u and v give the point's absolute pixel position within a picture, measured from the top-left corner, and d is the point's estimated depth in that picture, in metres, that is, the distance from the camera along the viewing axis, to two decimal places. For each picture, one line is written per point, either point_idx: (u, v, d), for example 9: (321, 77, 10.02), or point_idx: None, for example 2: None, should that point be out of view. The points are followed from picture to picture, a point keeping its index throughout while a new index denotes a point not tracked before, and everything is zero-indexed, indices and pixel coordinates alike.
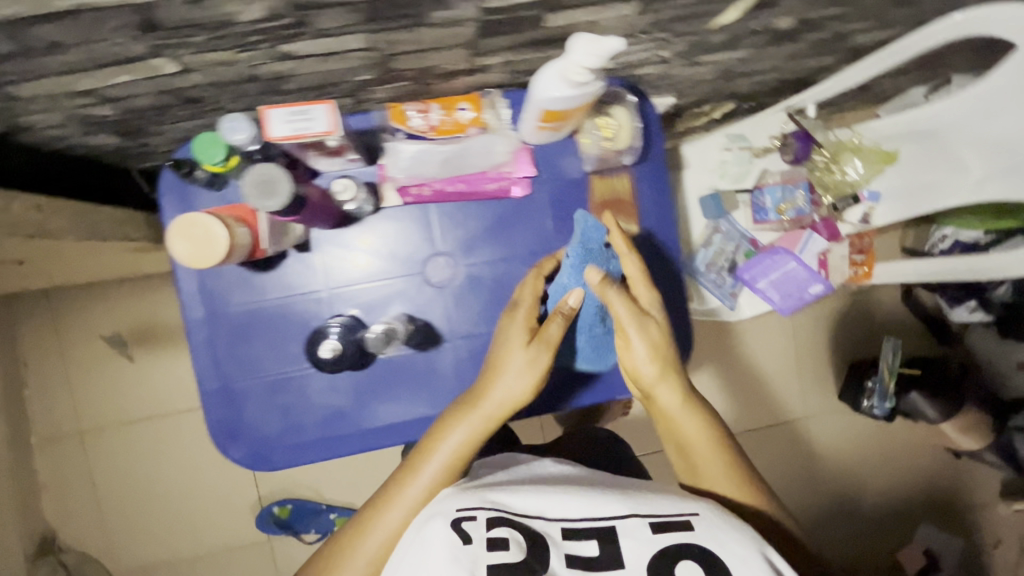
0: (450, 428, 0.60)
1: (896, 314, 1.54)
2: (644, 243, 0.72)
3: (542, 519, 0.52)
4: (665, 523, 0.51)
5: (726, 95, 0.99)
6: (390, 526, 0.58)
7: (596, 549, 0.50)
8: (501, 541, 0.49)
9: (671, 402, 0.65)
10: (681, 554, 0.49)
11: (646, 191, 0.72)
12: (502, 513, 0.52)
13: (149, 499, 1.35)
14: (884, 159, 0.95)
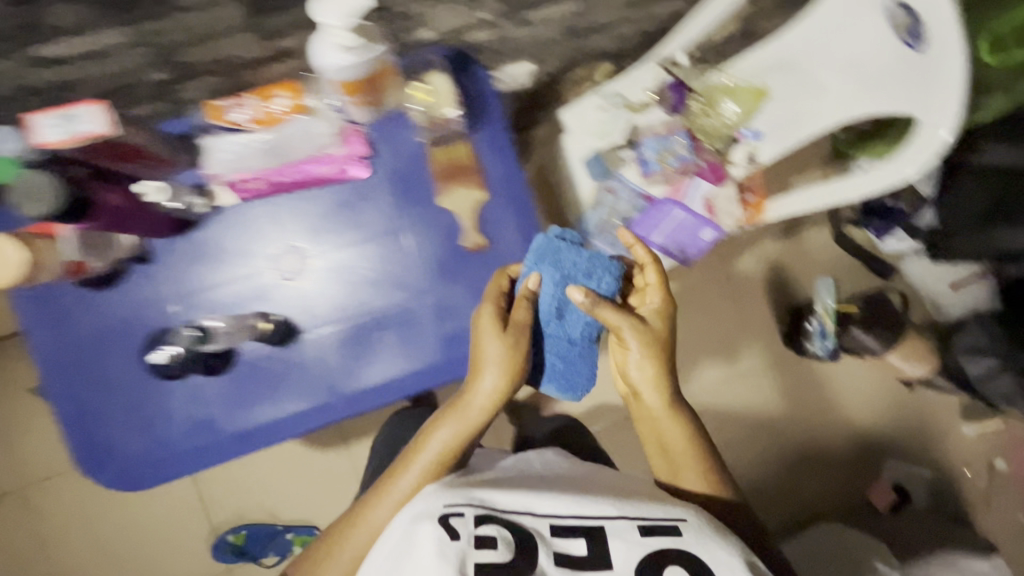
0: (442, 428, 0.68)
1: (829, 254, 1.54)
2: (492, 208, 0.70)
3: (532, 517, 0.59)
4: (655, 528, 0.59)
5: (594, 55, 0.99)
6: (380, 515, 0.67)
7: (583, 548, 0.58)
8: (491, 539, 0.56)
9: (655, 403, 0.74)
10: (667, 558, 0.57)
11: (488, 156, 0.71)
12: (494, 513, 0.59)
13: (99, 547, 1.32)
14: (755, 95, 0.94)
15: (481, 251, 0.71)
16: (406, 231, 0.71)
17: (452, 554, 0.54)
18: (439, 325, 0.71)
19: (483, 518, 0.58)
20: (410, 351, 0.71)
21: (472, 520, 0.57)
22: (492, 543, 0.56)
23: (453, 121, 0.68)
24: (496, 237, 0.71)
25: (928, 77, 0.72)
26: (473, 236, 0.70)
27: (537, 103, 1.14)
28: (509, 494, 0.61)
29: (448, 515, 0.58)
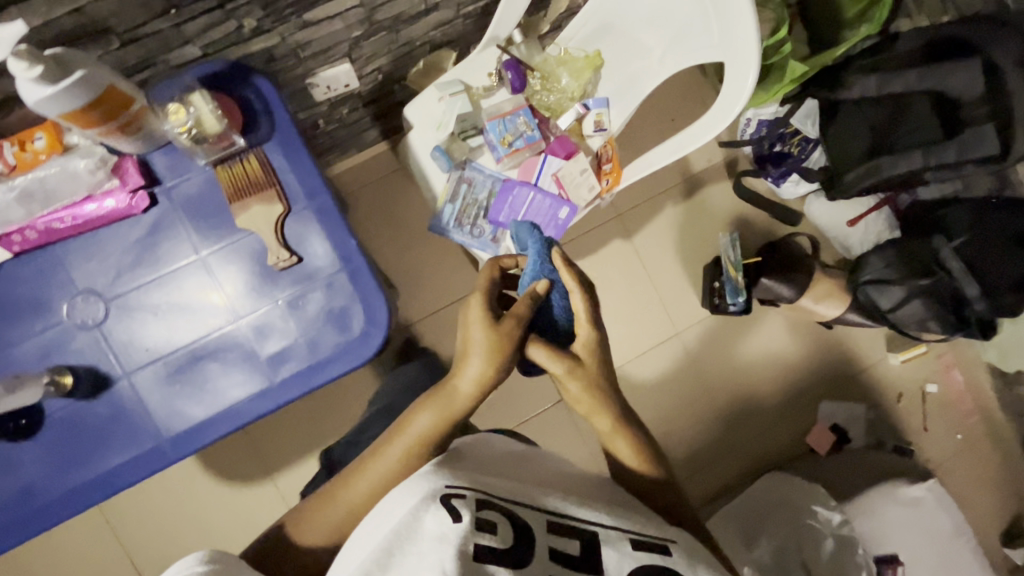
0: (424, 412, 0.71)
1: (734, 208, 1.54)
2: (297, 218, 0.68)
3: (532, 512, 0.60)
4: (647, 544, 0.62)
5: (427, 46, 0.96)
6: (356, 496, 0.71)
7: (576, 548, 0.59)
8: (493, 524, 0.56)
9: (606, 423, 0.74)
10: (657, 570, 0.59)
11: (283, 166, 0.68)
12: (497, 501, 0.59)
13: None
14: (586, 64, 0.92)
15: (291, 266, 0.68)
16: (213, 258, 0.67)
17: (457, 535, 0.54)
18: (260, 350, 0.68)
19: (484, 503, 0.58)
20: (238, 382, 0.68)
21: (476, 505, 0.57)
22: (493, 529, 0.56)
23: (234, 138, 0.66)
24: (306, 249, 0.69)
25: (723, 19, 0.73)
26: (276, 252, 0.67)
27: (391, 101, 1.11)
28: (509, 485, 0.63)
29: (452, 496, 0.58)
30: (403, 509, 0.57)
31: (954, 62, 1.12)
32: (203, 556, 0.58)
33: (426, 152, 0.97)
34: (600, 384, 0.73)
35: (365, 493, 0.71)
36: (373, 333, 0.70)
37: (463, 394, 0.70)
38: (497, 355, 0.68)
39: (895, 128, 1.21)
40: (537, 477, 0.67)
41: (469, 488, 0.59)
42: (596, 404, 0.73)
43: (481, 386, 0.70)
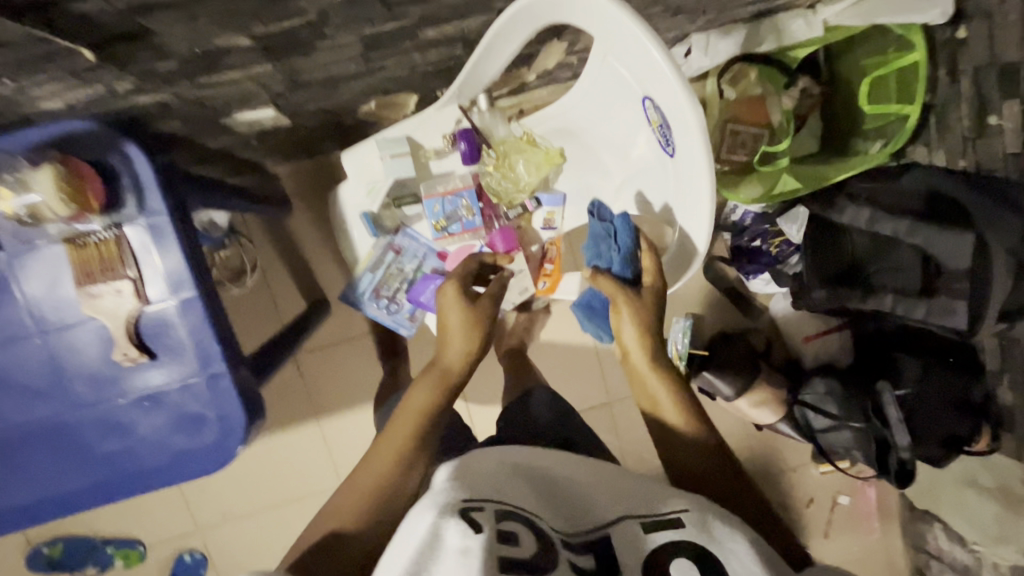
0: (421, 388, 0.70)
1: (699, 288, 1.46)
2: (152, 315, 0.61)
3: (547, 522, 0.56)
4: (663, 523, 0.57)
5: (378, 92, 0.84)
6: (369, 474, 0.63)
7: (593, 553, 0.55)
8: (514, 535, 0.53)
9: (639, 356, 0.71)
10: (678, 551, 0.55)
11: (143, 255, 0.60)
12: (515, 510, 0.56)
13: None
14: (546, 159, 0.83)
15: (140, 363, 0.62)
16: (60, 339, 0.61)
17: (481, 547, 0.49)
18: (98, 445, 0.63)
19: (501, 514, 0.54)
20: (70, 470, 0.63)
21: (494, 518, 0.53)
22: (514, 541, 0.52)
23: (90, 218, 0.58)
24: (161, 344, 0.62)
25: (682, 186, 0.64)
26: (126, 348, 0.61)
27: (343, 126, 0.99)
28: (517, 488, 0.58)
29: (469, 509, 0.53)
30: (416, 530, 0.51)
31: (944, 228, 1.02)
32: None
33: (354, 212, 0.88)
34: (650, 318, 0.72)
35: (373, 480, 0.62)
36: (225, 445, 0.64)
37: (455, 359, 0.73)
38: (473, 331, 0.74)
39: (872, 268, 1.15)
40: (539, 477, 0.62)
41: (485, 500, 0.55)
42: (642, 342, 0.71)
43: (471, 354, 0.74)
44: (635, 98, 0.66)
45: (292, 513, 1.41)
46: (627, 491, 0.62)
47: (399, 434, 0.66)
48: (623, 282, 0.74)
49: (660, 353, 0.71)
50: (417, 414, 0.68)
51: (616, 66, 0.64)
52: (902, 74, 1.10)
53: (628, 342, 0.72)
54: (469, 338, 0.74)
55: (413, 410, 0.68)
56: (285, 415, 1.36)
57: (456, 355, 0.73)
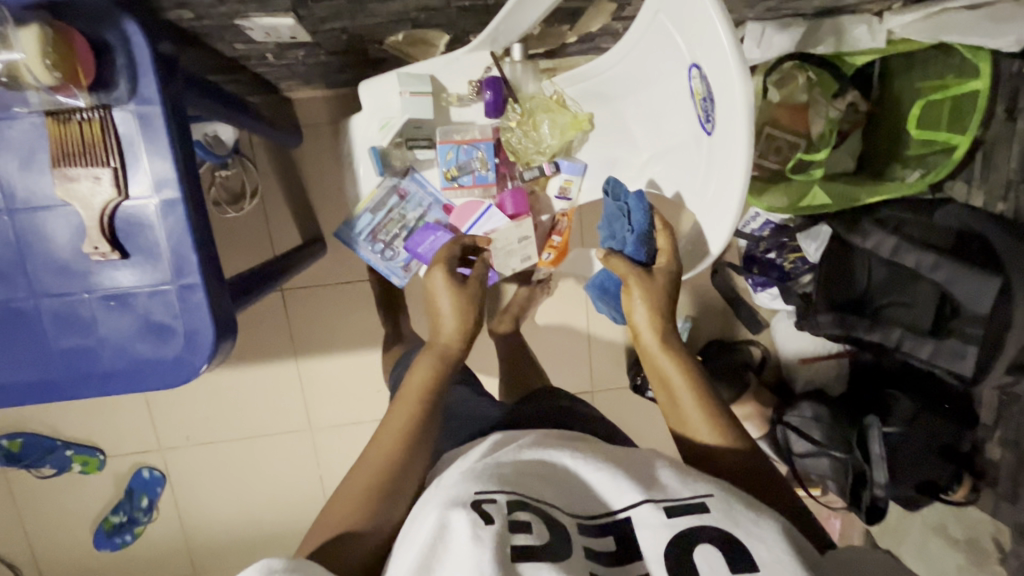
0: (420, 370, 0.68)
1: (702, 293, 1.43)
2: (130, 211, 0.57)
3: (561, 511, 0.54)
4: (680, 508, 0.53)
5: (407, 22, 0.79)
6: (373, 460, 0.61)
7: (610, 542, 0.53)
8: (527, 524, 0.51)
9: (649, 337, 0.69)
10: (696, 538, 0.51)
11: (131, 147, 0.56)
12: (530, 500, 0.53)
13: None
14: (572, 125, 0.78)
15: (110, 260, 0.58)
16: (28, 221, 0.57)
17: (486, 538, 0.48)
18: (54, 339, 0.59)
19: (517, 504, 0.52)
20: (22, 361, 0.60)
21: (504, 508, 0.52)
22: (526, 530, 0.50)
23: (75, 93, 0.54)
24: (134, 243, 0.58)
25: (713, 170, 0.59)
26: (96, 241, 0.57)
27: (365, 58, 0.94)
28: (535, 477, 0.57)
29: (482, 502, 0.51)
30: (430, 520, 0.51)
31: (972, 267, 0.97)
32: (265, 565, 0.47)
33: (363, 146, 0.83)
34: (663, 300, 0.69)
35: (379, 466, 0.61)
36: (186, 361, 0.61)
37: (451, 336, 0.71)
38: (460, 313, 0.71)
39: (881, 300, 1.13)
40: (553, 465, 0.59)
41: (501, 489, 0.54)
42: (652, 320, 0.68)
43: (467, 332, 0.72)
44: (676, 70, 0.61)
45: (258, 448, 1.40)
46: (647, 478, 0.58)
47: (391, 422, 0.64)
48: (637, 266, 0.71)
49: (672, 338, 0.69)
50: (417, 395, 0.66)
51: (668, 26, 0.58)
52: (957, 104, 1.04)
53: (638, 323, 0.70)
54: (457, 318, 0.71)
55: (411, 391, 0.67)
56: (265, 349, 1.34)
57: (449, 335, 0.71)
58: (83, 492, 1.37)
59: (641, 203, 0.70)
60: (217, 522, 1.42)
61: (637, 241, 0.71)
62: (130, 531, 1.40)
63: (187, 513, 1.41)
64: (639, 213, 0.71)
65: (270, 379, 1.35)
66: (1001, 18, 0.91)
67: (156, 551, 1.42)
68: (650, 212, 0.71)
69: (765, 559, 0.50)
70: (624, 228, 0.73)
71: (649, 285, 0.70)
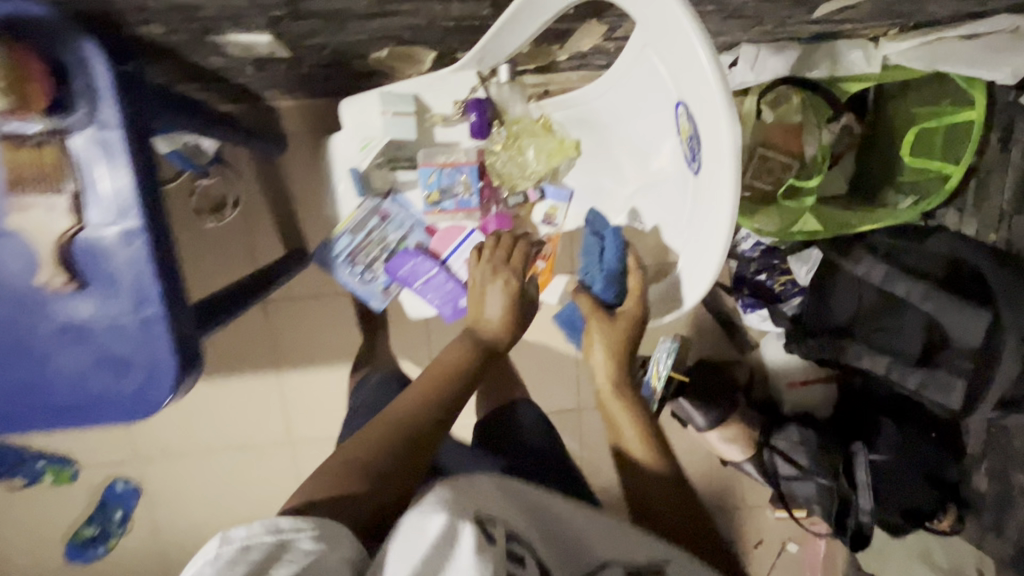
0: (463, 351, 0.72)
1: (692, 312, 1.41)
2: (86, 240, 0.55)
3: (541, 554, 0.54)
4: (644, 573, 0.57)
5: (391, 39, 0.76)
6: (412, 414, 0.63)
7: None
8: (522, 559, 0.50)
9: (602, 370, 0.79)
10: None
11: (88, 172, 0.53)
12: (518, 536, 0.52)
13: None
14: (557, 151, 0.77)
15: (67, 290, 0.56)
16: None
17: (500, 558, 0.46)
18: (4, 372, 0.57)
19: (511, 536, 0.51)
20: None
21: (503, 535, 0.50)
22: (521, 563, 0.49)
23: (28, 117, 0.51)
24: (93, 273, 0.55)
25: (697, 212, 0.57)
26: (51, 270, 0.55)
27: (351, 71, 0.91)
28: (518, 514, 0.55)
29: (483, 521, 0.49)
30: (426, 525, 0.46)
31: (960, 301, 0.96)
32: (275, 523, 0.46)
33: (345, 167, 0.81)
34: (622, 343, 0.75)
35: (418, 424, 0.62)
36: (145, 396, 0.58)
37: (503, 321, 0.74)
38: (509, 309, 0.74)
39: (870, 326, 1.11)
40: (533, 505, 0.59)
41: (495, 516, 0.52)
42: (608, 357, 0.77)
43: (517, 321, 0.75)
44: (661, 105, 0.59)
45: (237, 461, 1.37)
46: (614, 534, 0.61)
47: (433, 390, 0.67)
48: (602, 305, 0.76)
49: (625, 374, 0.80)
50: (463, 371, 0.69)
51: (654, 61, 0.56)
52: (951, 131, 1.02)
53: (596, 357, 0.78)
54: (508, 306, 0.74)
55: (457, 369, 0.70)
56: (245, 361, 1.31)
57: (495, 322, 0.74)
58: (55, 504, 1.34)
59: (616, 246, 0.71)
60: (193, 537, 1.39)
61: (604, 282, 0.74)
62: (103, 544, 1.36)
63: (163, 526, 1.38)
64: (612, 257, 0.72)
65: (249, 391, 1.33)
66: (999, 49, 0.89)
67: (129, 564, 1.39)
68: (625, 254, 0.72)
69: None
70: (594, 266, 0.74)
71: (610, 326, 0.76)
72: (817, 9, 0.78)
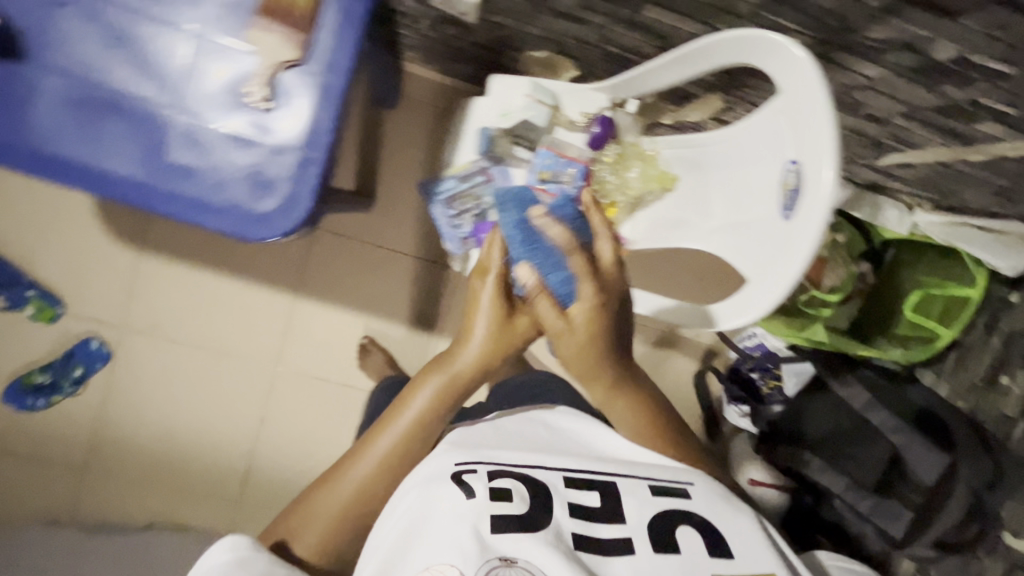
0: (428, 388, 0.75)
1: (683, 389, 1.51)
2: (297, 74, 0.65)
3: (542, 473, 0.68)
4: (666, 490, 0.69)
5: (555, 45, 0.91)
6: (379, 450, 0.72)
7: (596, 500, 0.67)
8: (508, 493, 0.64)
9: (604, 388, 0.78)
10: (677, 517, 0.67)
11: (328, 28, 0.64)
12: (507, 468, 0.67)
13: None
14: (661, 177, 0.89)
15: (259, 109, 0.65)
16: (206, 46, 0.65)
17: (474, 511, 0.62)
18: (172, 152, 0.64)
19: (499, 474, 0.66)
20: (130, 152, 0.64)
21: (488, 474, 0.66)
22: (508, 498, 0.64)
23: None
24: (287, 104, 0.65)
25: (778, 249, 0.68)
26: (259, 87, 0.64)
27: (497, 60, 1.06)
28: (520, 450, 0.70)
29: (464, 472, 0.66)
30: (415, 496, 0.65)
31: (927, 441, 1.11)
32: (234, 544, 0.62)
33: (476, 125, 0.93)
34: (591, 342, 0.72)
35: (386, 452, 0.72)
36: (275, 211, 0.65)
37: (469, 361, 0.76)
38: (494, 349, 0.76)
39: (839, 446, 1.21)
40: (551, 432, 0.76)
41: (483, 460, 0.68)
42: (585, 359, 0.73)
43: (491, 350, 0.76)
44: (768, 159, 0.72)
45: (219, 367, 1.36)
46: (625, 463, 0.72)
47: (396, 425, 0.73)
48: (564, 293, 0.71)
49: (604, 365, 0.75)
50: (435, 399, 0.75)
51: (782, 124, 0.69)
52: (949, 303, 1.18)
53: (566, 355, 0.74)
54: (489, 338, 0.75)
55: (417, 409, 0.74)
56: (273, 274, 1.34)
57: (467, 364, 0.76)
58: (23, 337, 1.30)
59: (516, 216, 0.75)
60: (140, 423, 1.35)
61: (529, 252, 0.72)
62: (45, 398, 1.31)
63: (115, 402, 1.34)
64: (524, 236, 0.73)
65: (260, 301, 1.35)
66: (1006, 248, 1.08)
67: (62, 430, 1.33)
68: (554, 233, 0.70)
69: (738, 540, 0.67)
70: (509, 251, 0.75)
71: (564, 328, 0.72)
72: (883, 156, 0.96)
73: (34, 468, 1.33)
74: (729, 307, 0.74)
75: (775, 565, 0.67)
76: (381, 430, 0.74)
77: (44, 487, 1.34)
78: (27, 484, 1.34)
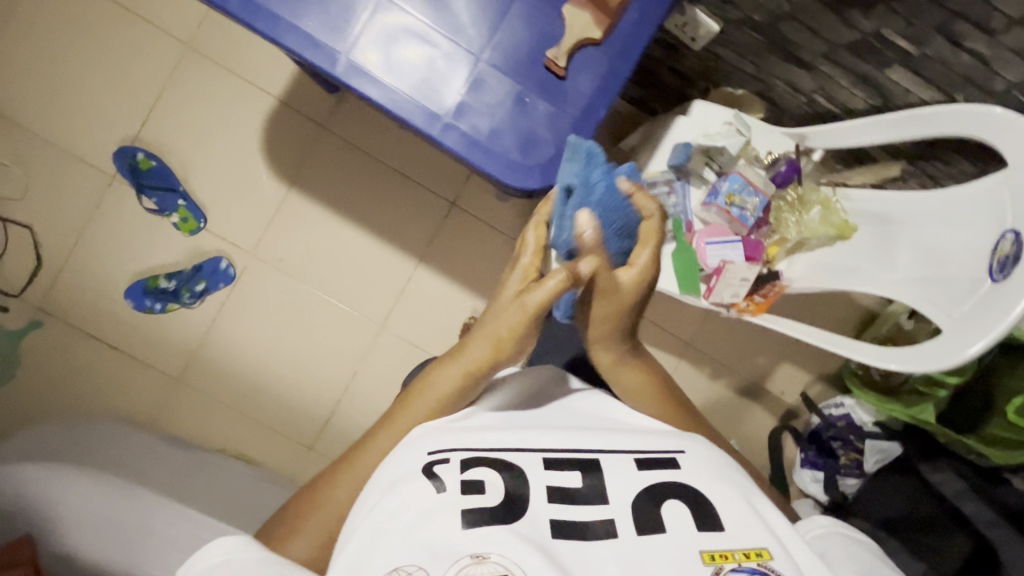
0: (445, 375, 0.66)
1: (757, 442, 1.52)
2: (590, 53, 0.75)
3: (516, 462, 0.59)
4: (653, 463, 0.59)
5: (759, 85, 1.04)
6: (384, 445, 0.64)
7: (577, 480, 0.57)
8: (478, 484, 0.56)
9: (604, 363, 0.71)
10: (670, 492, 0.57)
11: (629, 21, 0.75)
12: (484, 455, 0.59)
13: (49, 71, 1.33)
14: (841, 227, 0.96)
15: (549, 74, 0.75)
16: (511, 10, 0.74)
17: (439, 506, 0.54)
18: (465, 91, 0.74)
19: (468, 462, 0.58)
20: (432, 83, 0.73)
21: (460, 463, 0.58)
22: (478, 490, 0.56)
23: None
24: (574, 75, 0.75)
25: (980, 306, 0.72)
26: (559, 54, 0.73)
27: None
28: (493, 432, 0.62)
29: (433, 464, 0.58)
30: (375, 497, 0.57)
31: None
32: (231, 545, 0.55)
33: (673, 139, 0.98)
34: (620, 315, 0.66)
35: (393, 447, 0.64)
36: (536, 168, 0.75)
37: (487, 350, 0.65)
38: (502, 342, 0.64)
39: (914, 527, 1.23)
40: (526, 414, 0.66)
41: (456, 448, 0.60)
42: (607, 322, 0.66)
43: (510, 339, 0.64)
44: (977, 222, 0.77)
45: (329, 312, 1.40)
46: (613, 436, 0.62)
47: (409, 415, 0.65)
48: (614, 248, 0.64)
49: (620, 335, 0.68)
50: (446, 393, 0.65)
51: (1001, 193, 0.74)
52: None
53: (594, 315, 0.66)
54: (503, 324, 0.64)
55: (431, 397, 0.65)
56: (404, 238, 1.40)
57: (485, 353, 0.65)
58: (161, 238, 1.35)
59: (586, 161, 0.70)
60: (241, 347, 1.38)
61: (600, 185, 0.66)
62: (164, 302, 1.35)
63: (223, 322, 1.37)
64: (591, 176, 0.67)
65: (385, 261, 1.40)
66: None
67: (166, 335, 1.36)
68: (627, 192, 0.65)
69: (733, 521, 0.56)
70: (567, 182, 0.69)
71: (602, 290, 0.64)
72: None
73: (132, 367, 1.36)
74: (919, 351, 0.77)
75: (768, 539, 0.55)
76: (390, 423, 0.66)
77: (129, 388, 1.35)
78: (114, 380, 1.35)
